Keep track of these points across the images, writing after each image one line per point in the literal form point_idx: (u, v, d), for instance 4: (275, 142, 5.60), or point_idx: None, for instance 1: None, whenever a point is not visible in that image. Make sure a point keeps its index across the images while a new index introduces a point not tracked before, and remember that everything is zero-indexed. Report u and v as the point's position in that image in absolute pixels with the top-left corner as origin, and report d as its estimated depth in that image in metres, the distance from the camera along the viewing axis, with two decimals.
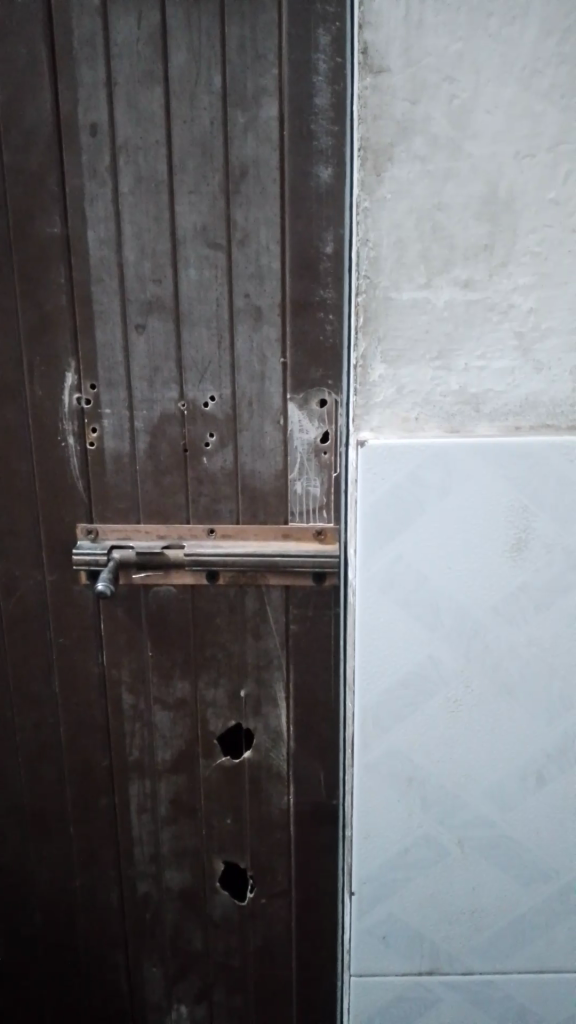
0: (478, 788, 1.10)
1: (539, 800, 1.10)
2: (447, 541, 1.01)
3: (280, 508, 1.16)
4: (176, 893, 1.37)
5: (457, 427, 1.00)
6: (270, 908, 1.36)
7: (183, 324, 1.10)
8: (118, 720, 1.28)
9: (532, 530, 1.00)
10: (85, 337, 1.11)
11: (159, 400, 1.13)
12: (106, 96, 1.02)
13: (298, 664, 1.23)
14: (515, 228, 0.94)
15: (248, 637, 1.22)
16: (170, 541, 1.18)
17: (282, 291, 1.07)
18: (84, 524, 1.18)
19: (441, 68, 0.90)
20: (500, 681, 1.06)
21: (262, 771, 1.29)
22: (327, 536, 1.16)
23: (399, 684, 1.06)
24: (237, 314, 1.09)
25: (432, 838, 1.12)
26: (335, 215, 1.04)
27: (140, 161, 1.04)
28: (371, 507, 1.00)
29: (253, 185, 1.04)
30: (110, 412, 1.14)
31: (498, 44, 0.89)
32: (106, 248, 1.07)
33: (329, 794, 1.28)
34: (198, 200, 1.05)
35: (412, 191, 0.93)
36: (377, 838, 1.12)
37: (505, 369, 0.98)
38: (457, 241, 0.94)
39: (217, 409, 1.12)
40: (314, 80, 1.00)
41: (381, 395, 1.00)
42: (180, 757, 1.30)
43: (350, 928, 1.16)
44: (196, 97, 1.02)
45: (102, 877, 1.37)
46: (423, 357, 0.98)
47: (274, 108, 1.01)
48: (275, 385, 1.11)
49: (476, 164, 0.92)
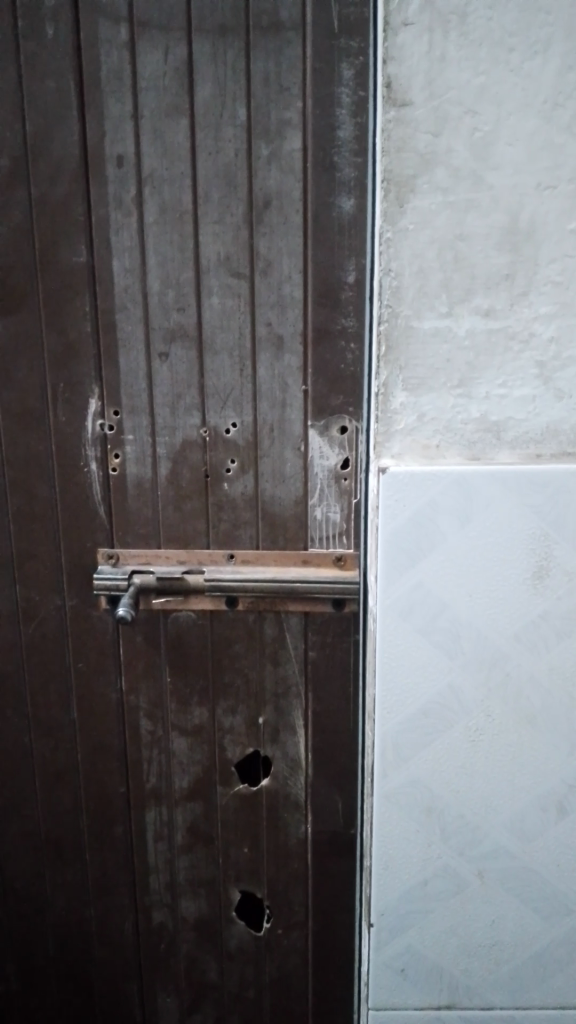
0: (499, 818, 1.09)
1: (561, 831, 1.09)
2: (468, 568, 1.01)
3: (300, 534, 1.16)
4: (191, 922, 1.35)
5: (477, 454, 1.01)
6: (286, 939, 1.34)
7: (205, 352, 1.11)
8: (135, 746, 1.28)
9: (553, 558, 1.00)
10: (109, 364, 1.12)
11: (182, 425, 1.13)
12: (133, 128, 1.04)
13: (317, 691, 1.22)
14: (537, 258, 0.95)
15: (267, 664, 1.22)
16: (189, 566, 1.18)
17: (304, 320, 1.08)
18: (105, 549, 1.19)
19: (463, 102, 0.91)
20: (521, 709, 1.05)
21: (280, 799, 1.28)
22: (347, 563, 1.16)
23: (419, 712, 1.06)
24: (259, 343, 1.10)
25: (451, 869, 1.11)
26: (356, 244, 1.05)
27: (165, 192, 1.06)
28: (392, 533, 1.00)
29: (277, 215, 1.05)
30: (132, 439, 1.15)
31: (520, 79, 0.90)
32: (131, 277, 1.09)
33: (347, 823, 1.27)
34: (222, 231, 1.06)
35: (434, 221, 0.94)
36: (396, 869, 1.11)
37: (526, 397, 0.99)
38: (478, 270, 0.95)
39: (238, 436, 1.13)
40: (338, 112, 1.01)
41: (402, 421, 1.00)
42: (197, 783, 1.29)
43: (367, 959, 1.15)
44: (221, 130, 1.03)
45: (117, 905, 1.36)
46: (445, 385, 0.99)
47: (297, 140, 1.03)
48: (295, 412, 1.12)
49: (497, 196, 0.93)
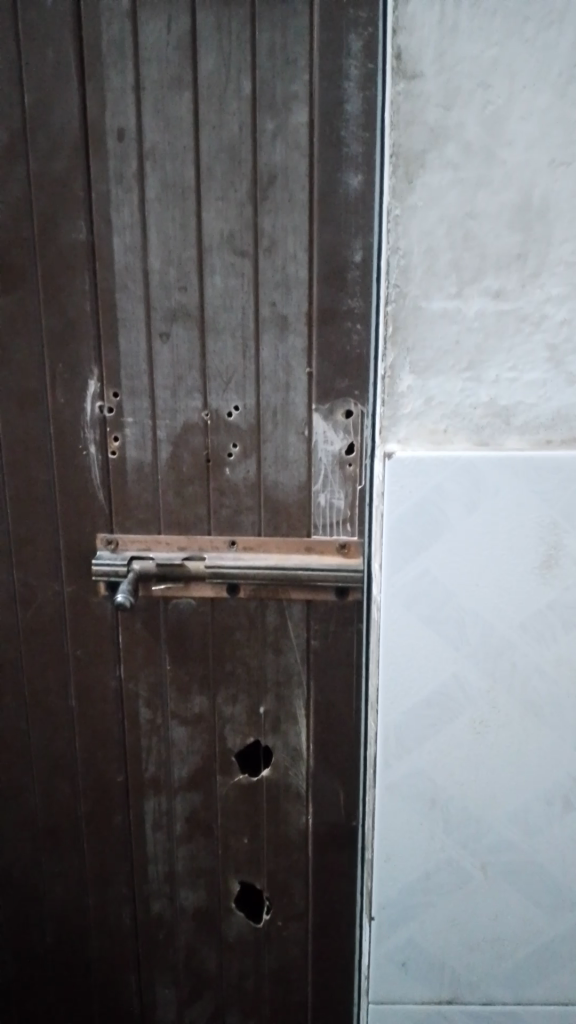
0: (504, 812, 1.07)
1: (567, 826, 1.06)
2: (475, 556, 0.99)
3: (303, 520, 1.14)
4: (190, 913, 1.34)
5: (486, 440, 0.98)
6: (286, 930, 1.33)
7: (208, 332, 1.08)
8: (135, 734, 1.26)
9: (563, 547, 0.98)
10: (109, 345, 1.10)
11: (183, 409, 1.11)
12: (134, 101, 1.01)
13: (319, 681, 1.20)
14: (549, 238, 0.92)
15: (268, 652, 1.20)
16: (190, 553, 1.16)
17: (308, 300, 1.05)
18: (104, 534, 1.17)
19: (475, 75, 0.89)
20: (528, 701, 1.03)
21: (280, 790, 1.26)
22: (351, 551, 1.13)
23: (423, 703, 1.04)
24: (262, 324, 1.07)
25: (454, 862, 1.09)
26: (363, 222, 1.02)
27: (167, 167, 1.03)
28: (398, 521, 0.98)
29: (281, 193, 1.02)
30: (132, 421, 1.12)
31: (535, 50, 0.88)
32: (132, 255, 1.06)
33: (348, 815, 1.25)
34: (225, 208, 1.03)
35: (444, 198, 0.92)
36: (398, 861, 1.09)
37: (536, 381, 0.96)
38: (489, 250, 0.93)
39: (240, 419, 1.10)
40: (345, 85, 0.98)
41: (409, 405, 0.98)
42: (197, 773, 1.27)
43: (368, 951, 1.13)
44: (224, 103, 1.00)
45: (115, 895, 1.34)
46: (453, 367, 0.96)
47: (303, 115, 1.00)
48: (300, 395, 1.09)
49: (509, 173, 0.91)
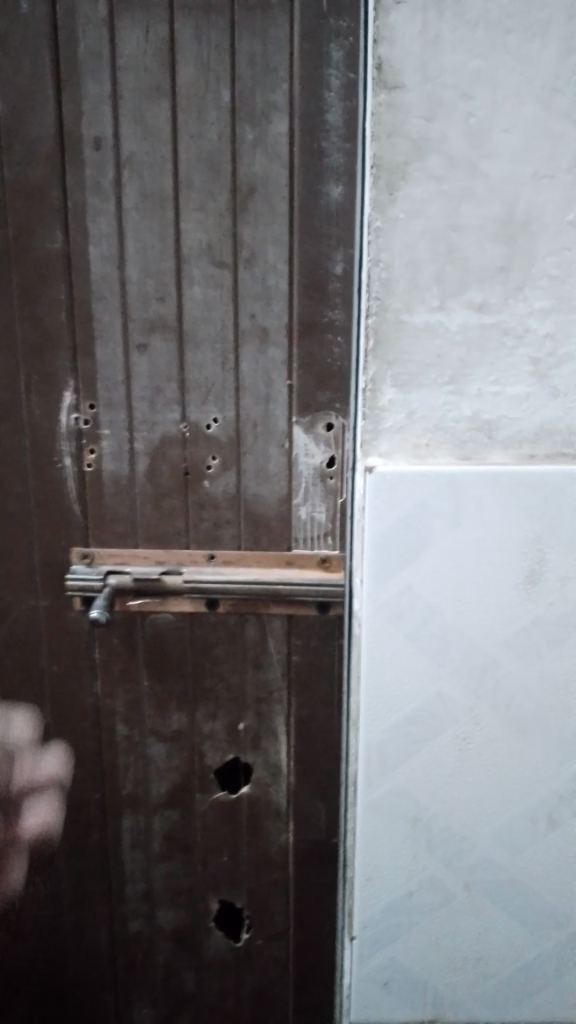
0: (487, 829, 1.06)
1: (550, 842, 1.06)
2: (458, 572, 0.98)
3: (284, 534, 1.12)
4: (168, 932, 1.31)
5: (469, 454, 0.97)
6: (267, 948, 1.31)
7: (186, 343, 1.06)
8: (112, 752, 1.23)
9: (546, 563, 0.97)
10: (85, 356, 1.07)
11: (161, 421, 1.09)
12: (111, 108, 0.99)
13: (300, 697, 1.18)
14: (532, 251, 0.92)
15: (249, 668, 1.18)
16: (168, 567, 1.14)
17: (289, 312, 1.04)
18: (80, 548, 1.14)
19: (458, 86, 0.88)
20: (511, 718, 1.02)
21: (261, 807, 1.24)
22: (332, 565, 1.12)
23: (406, 720, 1.02)
24: (242, 335, 1.05)
25: (437, 881, 1.07)
26: (344, 234, 1.00)
27: (145, 176, 1.01)
28: (380, 536, 0.97)
29: (262, 203, 1.01)
30: (109, 433, 1.10)
31: (518, 63, 0.87)
32: (109, 265, 1.04)
33: (329, 831, 1.24)
34: (205, 218, 1.02)
35: (427, 211, 0.91)
36: (380, 882, 1.07)
37: (519, 395, 0.95)
38: (472, 263, 0.92)
39: (220, 431, 1.09)
40: (326, 96, 0.97)
41: (391, 419, 0.97)
42: (175, 791, 1.25)
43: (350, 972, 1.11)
44: (203, 112, 0.99)
45: (92, 914, 1.31)
46: (435, 381, 0.95)
47: (284, 124, 0.98)
48: (280, 407, 1.07)
49: (492, 186, 0.90)
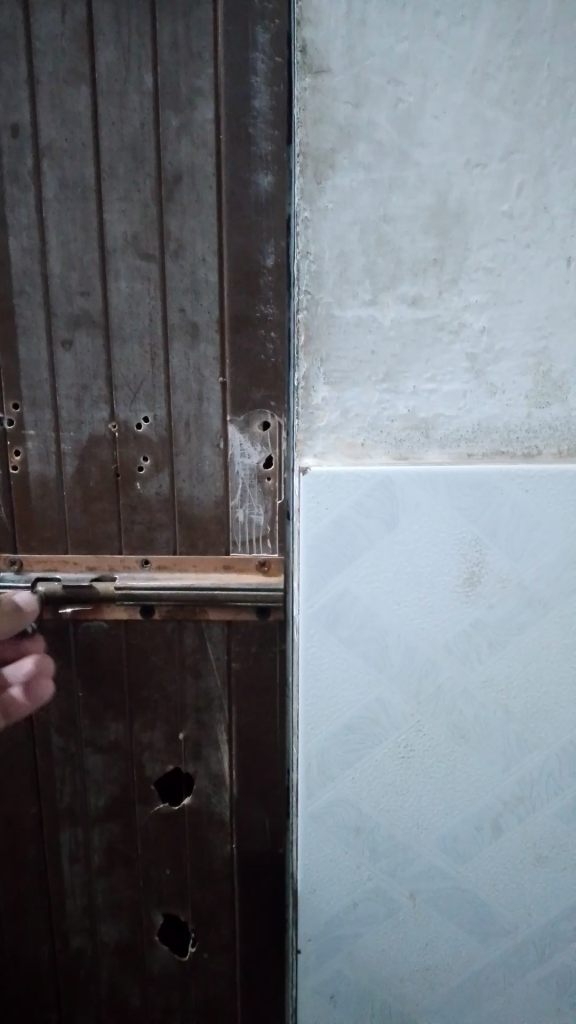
0: (432, 839, 1.02)
1: (496, 851, 1.02)
2: (396, 575, 0.94)
3: (221, 537, 1.08)
4: (111, 949, 1.27)
5: (405, 454, 0.94)
6: (213, 963, 1.26)
7: (113, 340, 1.02)
8: (48, 762, 1.19)
9: (485, 564, 0.94)
10: (8, 353, 1.03)
11: (89, 420, 1.05)
12: (28, 94, 0.95)
13: (241, 705, 1.14)
14: (466, 243, 0.88)
15: (187, 675, 1.14)
16: (100, 574, 1.09)
17: (220, 306, 1.00)
18: (7, 554, 1.10)
19: (386, 71, 0.84)
20: (454, 723, 0.99)
21: (203, 818, 1.20)
22: (271, 569, 1.07)
23: (346, 727, 0.99)
24: (172, 330, 1.01)
25: (381, 892, 1.04)
26: (275, 224, 0.96)
27: (65, 165, 0.97)
28: (315, 539, 0.93)
29: (188, 193, 0.96)
30: (34, 434, 1.06)
31: (448, 46, 0.84)
32: (30, 257, 1.00)
33: (274, 843, 1.20)
34: (129, 209, 0.98)
35: (356, 200, 0.87)
36: (323, 893, 1.04)
37: (456, 392, 0.92)
38: (404, 254, 0.88)
39: (151, 431, 1.05)
40: (252, 81, 0.92)
41: (325, 418, 0.93)
42: (115, 803, 1.21)
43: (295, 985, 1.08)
44: (125, 98, 0.94)
45: (32, 931, 1.27)
46: (369, 378, 0.92)
47: (209, 111, 0.94)
48: (213, 405, 1.03)
49: (423, 176, 0.87)
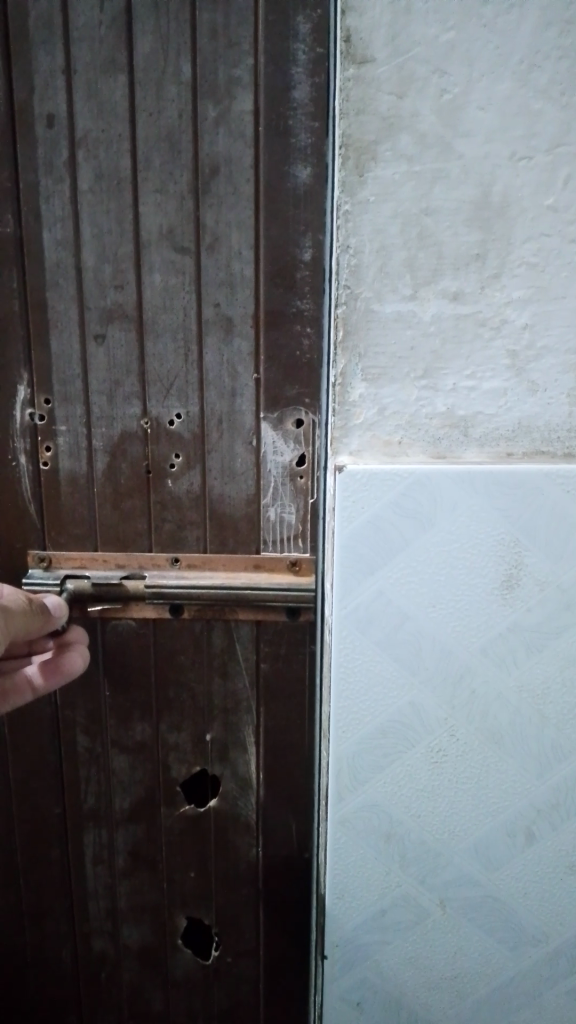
0: (465, 845, 1.00)
1: (530, 859, 1.00)
2: (432, 576, 0.92)
3: (252, 536, 1.06)
4: (134, 951, 1.25)
5: (443, 452, 0.92)
6: (236, 968, 1.24)
7: (146, 333, 1.00)
8: (73, 762, 1.18)
9: (524, 565, 0.92)
10: (39, 346, 1.02)
11: (120, 416, 1.03)
12: (64, 83, 0.94)
13: (269, 707, 1.12)
14: (509, 237, 0.86)
15: (215, 676, 1.12)
16: (129, 572, 1.08)
17: (255, 300, 0.98)
18: (36, 551, 1.09)
19: (430, 61, 0.83)
20: (488, 729, 0.96)
21: (229, 821, 1.18)
22: (303, 568, 1.05)
23: (378, 730, 0.97)
24: (206, 325, 0.99)
25: (412, 899, 1.02)
26: (313, 217, 0.95)
27: (101, 155, 0.95)
28: (350, 539, 0.91)
29: (225, 184, 0.95)
30: (65, 429, 1.04)
31: (493, 36, 0.82)
32: (63, 250, 0.99)
33: (301, 848, 1.18)
34: (164, 201, 0.96)
35: (398, 193, 0.86)
36: (352, 899, 1.02)
37: (496, 389, 0.90)
38: (445, 249, 0.87)
39: (183, 428, 1.03)
40: (292, 71, 0.91)
41: (361, 416, 0.92)
42: (139, 804, 1.19)
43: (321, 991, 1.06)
44: (162, 88, 0.93)
45: (54, 932, 1.26)
46: (408, 375, 0.90)
47: (248, 101, 0.92)
48: (246, 402, 1.01)
49: (466, 169, 0.85)
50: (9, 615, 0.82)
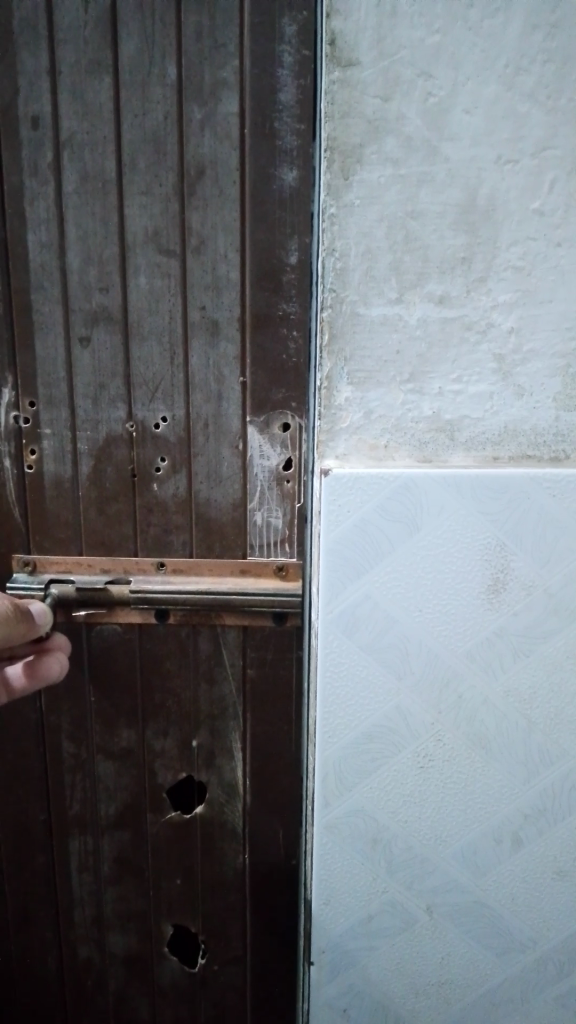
0: (451, 851, 0.99)
1: (517, 864, 0.99)
2: (418, 580, 0.92)
3: (238, 541, 1.05)
4: (120, 959, 1.24)
5: (429, 456, 0.91)
6: (223, 976, 1.23)
7: (131, 336, 1.00)
8: (58, 768, 1.17)
9: (510, 569, 0.91)
10: (24, 350, 1.01)
11: (105, 419, 1.03)
12: (50, 85, 0.93)
13: (256, 713, 1.11)
14: (495, 241, 0.86)
15: (201, 682, 1.11)
16: (115, 576, 1.07)
17: (241, 304, 0.97)
18: (21, 555, 1.08)
19: (416, 64, 0.82)
20: (475, 733, 0.96)
21: (215, 828, 1.17)
22: (290, 573, 1.04)
23: (364, 735, 0.96)
24: (191, 328, 0.99)
25: (398, 905, 1.01)
26: (299, 221, 0.94)
27: (86, 158, 0.95)
28: (337, 542, 0.91)
29: (211, 187, 0.94)
30: (50, 433, 1.04)
31: (479, 39, 0.82)
32: (48, 252, 0.98)
33: (288, 854, 1.17)
34: (149, 203, 0.96)
35: (384, 196, 0.85)
36: (339, 906, 1.01)
37: (482, 393, 0.89)
38: (431, 252, 0.86)
39: (169, 432, 1.02)
40: (278, 73, 0.90)
41: (348, 419, 0.91)
42: (125, 811, 1.18)
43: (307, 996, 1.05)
44: (148, 89, 0.92)
45: (40, 940, 1.25)
46: (394, 378, 0.90)
47: (234, 103, 0.92)
48: (233, 406, 1.01)
49: (452, 173, 0.84)
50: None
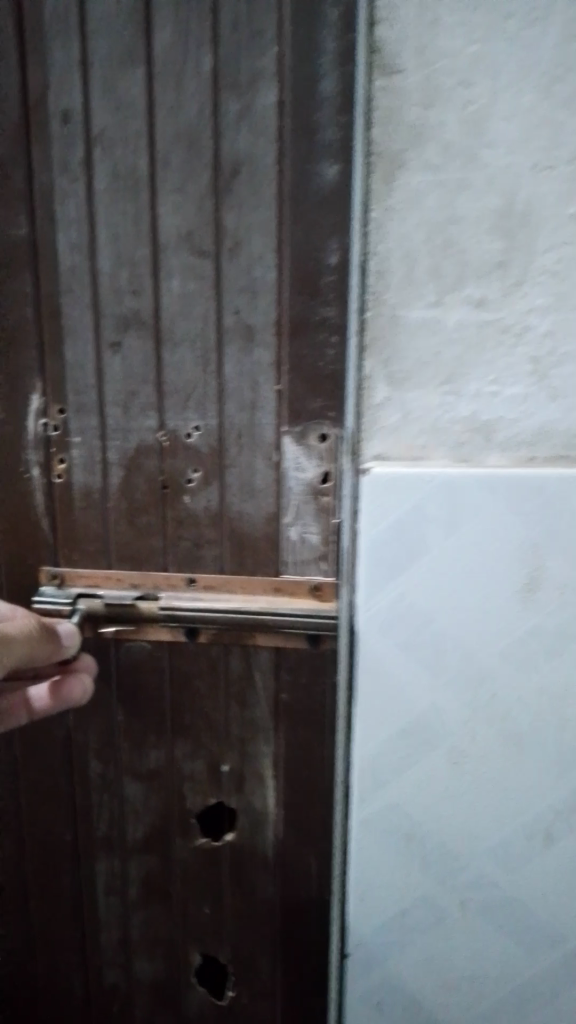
0: (482, 872, 0.92)
1: (555, 899, 0.91)
2: (450, 578, 0.85)
3: (271, 558, 0.99)
4: (146, 986, 1.19)
5: (465, 458, 0.84)
6: (251, 1009, 1.17)
7: (163, 343, 0.95)
8: (85, 791, 1.13)
9: (545, 567, 0.83)
10: (53, 356, 0.98)
11: (136, 429, 0.98)
12: (81, 79, 0.89)
13: (290, 738, 1.05)
14: (531, 247, 0.79)
15: (232, 703, 1.06)
16: (144, 592, 1.02)
17: (278, 307, 0.92)
18: (48, 570, 1.04)
19: (456, 71, 0.76)
20: (506, 738, 0.88)
21: (246, 854, 1.11)
22: (325, 594, 0.98)
23: (392, 741, 0.90)
24: (226, 334, 0.94)
25: (434, 949, 0.94)
26: (339, 220, 0.88)
27: (117, 154, 0.91)
28: (365, 541, 0.84)
29: (246, 185, 0.89)
30: (79, 442, 1.00)
31: (517, 44, 0.75)
32: (78, 254, 0.94)
33: (320, 886, 1.10)
34: (182, 202, 0.91)
35: (423, 202, 0.79)
36: (371, 946, 0.95)
37: (517, 396, 0.82)
38: (469, 258, 0.80)
39: (201, 441, 0.97)
40: (320, 62, 0.84)
41: (384, 420, 0.85)
42: (153, 835, 1.14)
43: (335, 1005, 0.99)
44: (183, 81, 0.88)
45: (65, 962, 1.21)
46: (431, 379, 0.83)
47: (272, 95, 0.86)
48: (267, 416, 0.95)
49: (500, 169, 0.78)
50: (5, 641, 0.77)
